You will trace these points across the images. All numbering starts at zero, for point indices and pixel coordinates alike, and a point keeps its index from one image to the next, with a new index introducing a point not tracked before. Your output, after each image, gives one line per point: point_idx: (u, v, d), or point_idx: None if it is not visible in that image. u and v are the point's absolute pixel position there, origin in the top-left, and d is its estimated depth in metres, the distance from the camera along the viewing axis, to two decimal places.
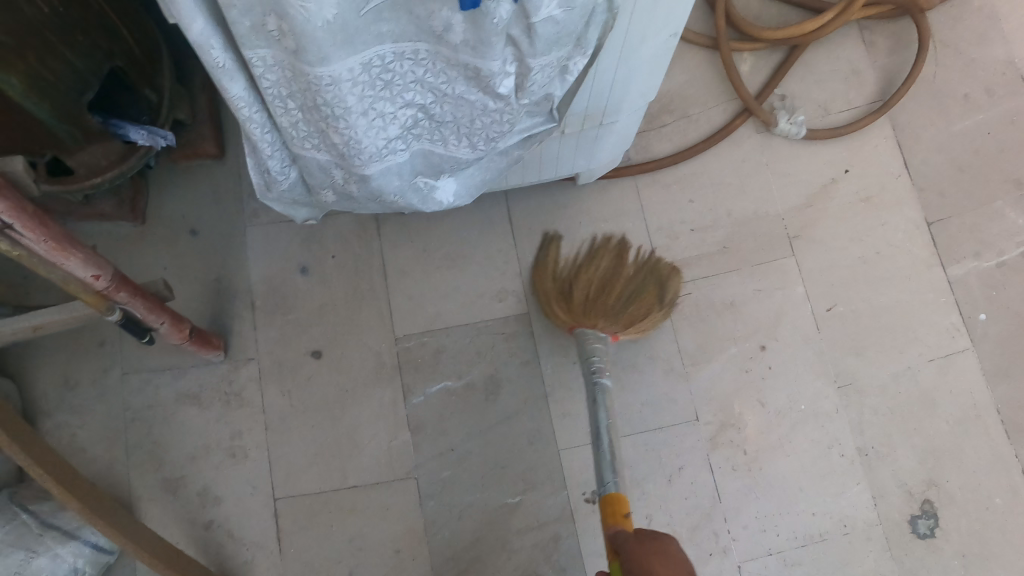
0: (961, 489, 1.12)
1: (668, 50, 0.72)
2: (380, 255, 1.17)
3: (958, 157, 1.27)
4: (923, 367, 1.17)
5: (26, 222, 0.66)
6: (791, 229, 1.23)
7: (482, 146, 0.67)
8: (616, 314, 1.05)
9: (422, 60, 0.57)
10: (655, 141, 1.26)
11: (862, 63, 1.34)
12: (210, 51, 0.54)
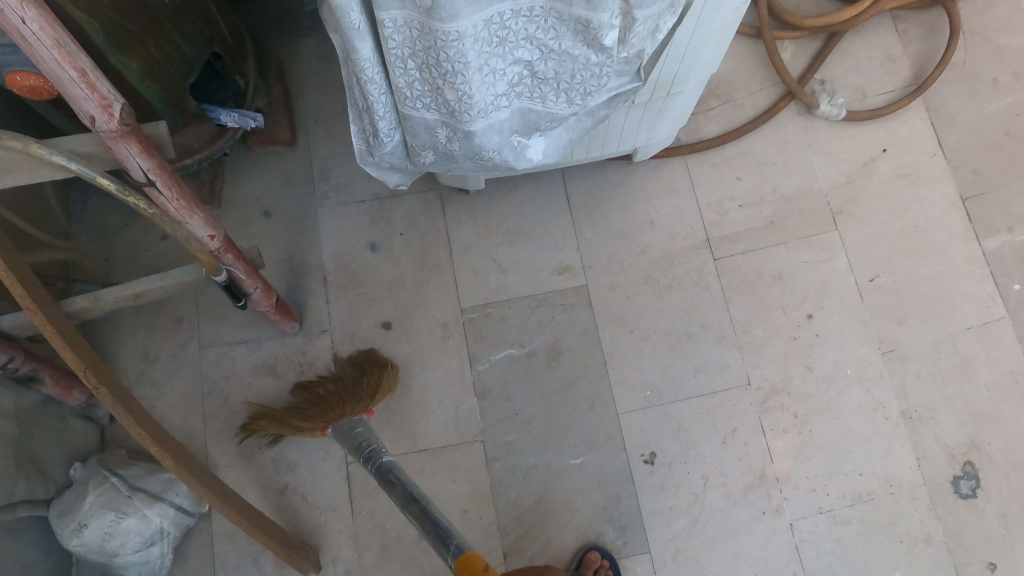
0: (1001, 452, 1.16)
1: (736, 18, 0.82)
2: (445, 232, 1.25)
3: (991, 138, 1.32)
4: (963, 335, 1.22)
5: (165, 181, 0.79)
6: (834, 205, 1.28)
7: (578, 101, 0.76)
8: (352, 393, 1.06)
9: (534, 16, 0.66)
10: (702, 123, 1.32)
11: (896, 51, 1.38)
12: (350, 13, 0.63)
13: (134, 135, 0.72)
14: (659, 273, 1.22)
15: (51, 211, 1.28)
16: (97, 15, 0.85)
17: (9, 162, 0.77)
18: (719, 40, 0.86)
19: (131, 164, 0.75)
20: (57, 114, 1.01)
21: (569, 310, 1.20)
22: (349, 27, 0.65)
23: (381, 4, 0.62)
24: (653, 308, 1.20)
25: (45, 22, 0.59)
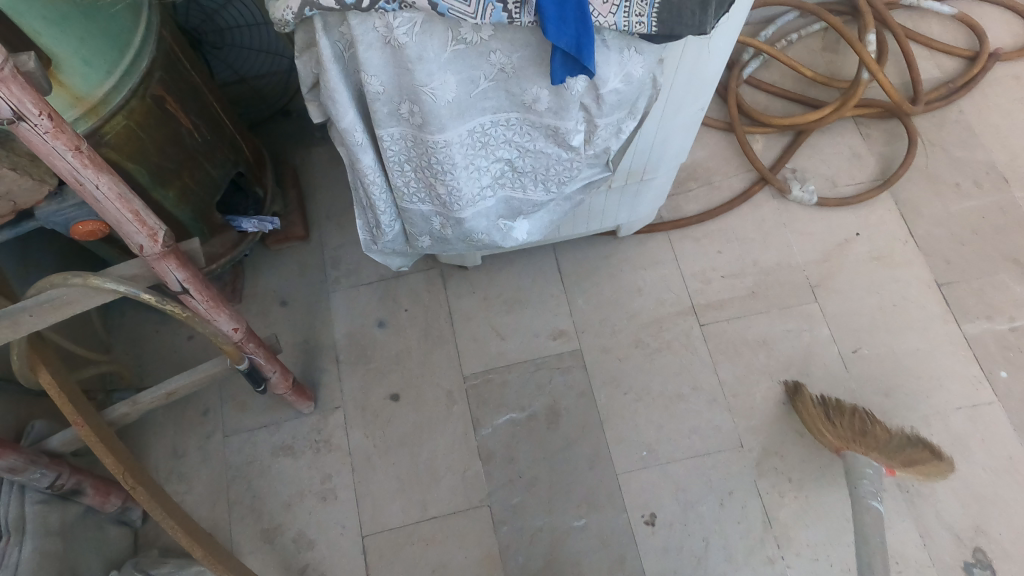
0: (1013, 543, 1.12)
1: (696, 116, 0.95)
2: (447, 304, 1.36)
3: (958, 233, 1.41)
4: (953, 413, 1.23)
5: (198, 288, 0.88)
6: (813, 279, 1.37)
7: (554, 189, 0.86)
8: (891, 448, 1.10)
9: (512, 124, 0.77)
10: (683, 203, 1.45)
11: (861, 149, 1.53)
12: (354, 132, 0.76)
13: (174, 254, 0.82)
14: (649, 336, 1.31)
15: (93, 331, 1.42)
16: (142, 162, 1.02)
17: (66, 298, 0.85)
18: (683, 133, 0.98)
19: (169, 278, 0.85)
20: (104, 247, 1.18)
21: (565, 373, 1.28)
22: (354, 143, 0.78)
23: (381, 124, 0.75)
24: (646, 370, 1.27)
25: (114, 181, 0.74)
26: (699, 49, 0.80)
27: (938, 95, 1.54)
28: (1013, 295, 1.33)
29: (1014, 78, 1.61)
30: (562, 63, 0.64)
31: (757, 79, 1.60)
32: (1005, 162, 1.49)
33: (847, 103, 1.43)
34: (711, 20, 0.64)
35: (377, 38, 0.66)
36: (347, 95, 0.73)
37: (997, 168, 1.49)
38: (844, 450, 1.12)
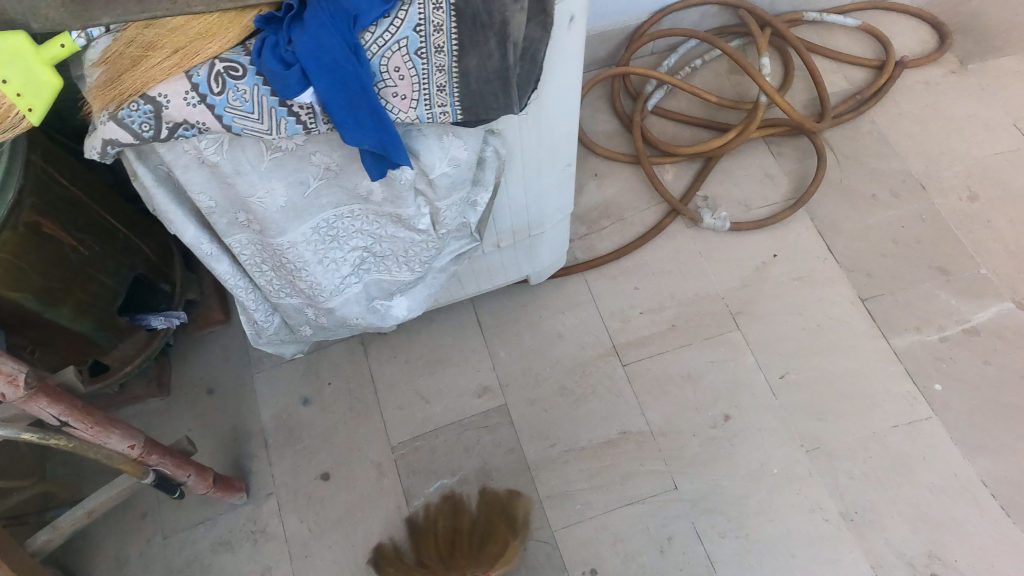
0: (970, 568, 1.11)
1: (564, 174, 0.97)
2: (369, 373, 1.35)
3: (880, 244, 1.38)
4: (890, 432, 1.22)
5: (78, 418, 0.86)
6: (733, 306, 1.35)
7: (419, 269, 0.87)
8: (477, 556, 1.18)
9: (358, 216, 0.78)
10: (597, 241, 1.45)
11: (773, 168, 1.47)
12: (201, 244, 0.77)
13: (41, 392, 0.80)
14: (573, 382, 1.31)
15: (21, 453, 1.35)
16: (25, 287, 1.01)
17: None
18: (556, 191, 1.00)
19: (43, 415, 0.83)
20: None
21: (492, 432, 1.27)
22: (203, 253, 0.78)
23: (224, 234, 0.76)
24: (572, 419, 1.27)
25: None
26: (539, 121, 0.81)
27: (848, 108, 1.49)
28: (943, 305, 1.31)
29: (925, 84, 1.54)
30: (373, 162, 0.65)
31: (662, 109, 1.53)
32: (923, 171, 1.45)
33: (747, 128, 1.38)
34: (515, 99, 0.64)
35: (192, 159, 0.66)
36: (184, 212, 0.74)
37: (913, 175, 1.44)
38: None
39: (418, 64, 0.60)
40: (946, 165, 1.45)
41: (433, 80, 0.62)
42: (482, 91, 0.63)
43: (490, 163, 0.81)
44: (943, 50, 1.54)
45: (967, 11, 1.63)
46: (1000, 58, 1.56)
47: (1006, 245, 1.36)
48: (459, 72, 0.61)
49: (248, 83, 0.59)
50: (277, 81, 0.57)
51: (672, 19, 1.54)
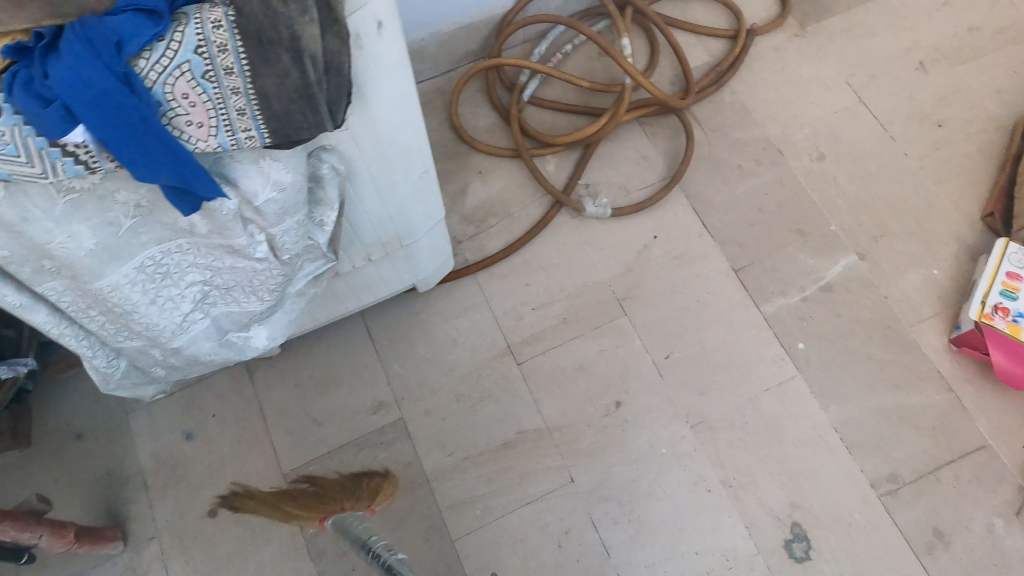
0: (822, 509, 1.23)
1: (424, 182, 0.93)
2: (257, 401, 1.29)
3: (747, 214, 1.44)
4: (762, 396, 1.31)
5: None
6: (619, 291, 1.37)
7: (269, 296, 0.82)
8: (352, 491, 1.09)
9: (189, 251, 0.72)
10: (486, 240, 1.41)
11: (648, 149, 1.49)
12: (7, 297, 0.69)
13: None
14: (468, 388, 1.30)
15: None
16: None
17: None
18: (420, 200, 0.97)
19: None
20: None
21: (389, 448, 1.24)
22: (14, 307, 0.70)
23: (32, 284, 0.68)
24: (469, 426, 1.26)
25: None
26: (378, 133, 0.77)
27: (710, 82, 1.50)
28: (803, 266, 1.41)
29: (774, 50, 1.59)
30: (177, 197, 0.60)
31: (538, 98, 1.48)
32: (779, 137, 1.50)
33: (617, 109, 1.36)
34: (327, 118, 0.61)
35: None
36: None
37: (772, 142, 1.50)
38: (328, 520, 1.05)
39: (210, 89, 0.56)
40: (798, 129, 1.52)
41: (230, 103, 0.57)
42: (288, 113, 0.59)
43: (329, 181, 0.77)
44: (784, 14, 1.60)
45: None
46: (833, 20, 1.65)
47: (849, 200, 1.47)
48: (257, 93, 0.57)
49: (6, 124, 0.52)
50: (37, 120, 0.51)
51: (537, 5, 1.49)
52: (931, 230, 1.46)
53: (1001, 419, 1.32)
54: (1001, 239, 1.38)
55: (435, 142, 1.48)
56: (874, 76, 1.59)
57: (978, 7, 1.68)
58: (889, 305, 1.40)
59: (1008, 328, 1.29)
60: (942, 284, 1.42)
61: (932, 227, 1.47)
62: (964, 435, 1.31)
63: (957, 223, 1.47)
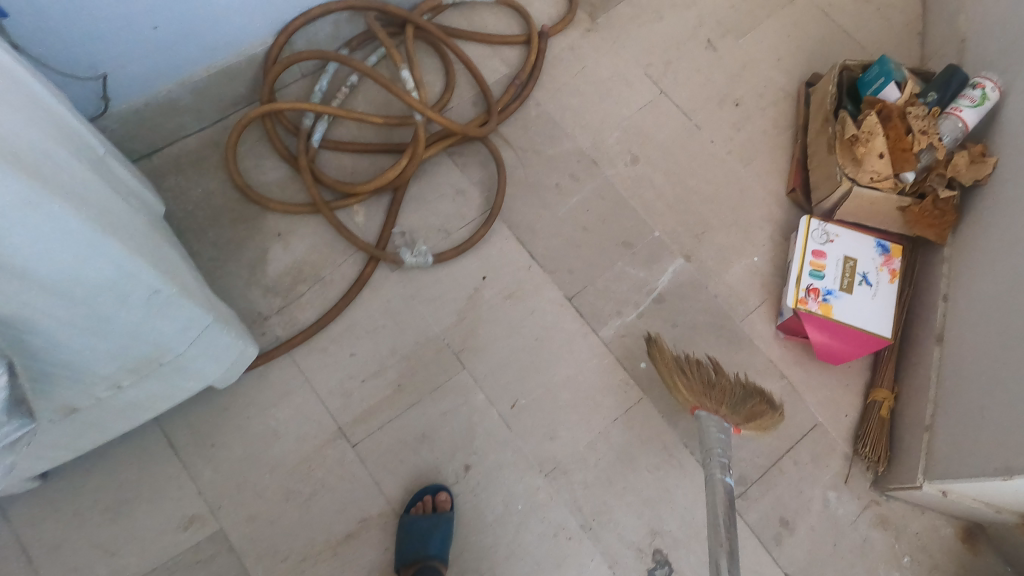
0: (681, 530, 1.23)
1: (147, 300, 0.78)
2: (24, 535, 1.08)
3: (572, 236, 1.38)
4: (612, 428, 1.28)
5: None
6: (454, 344, 1.28)
7: None
8: (735, 403, 1.12)
9: None
10: (298, 311, 1.23)
11: (462, 182, 1.37)
12: None
13: None
14: (298, 481, 1.16)
15: None
16: None
17: None
18: (155, 319, 0.80)
19: None
20: None
21: (209, 564, 1.10)
22: None
23: None
24: (302, 524, 1.14)
25: None
26: (34, 278, 0.65)
27: (511, 96, 1.41)
28: (633, 281, 1.38)
29: (569, 49, 1.50)
30: None
31: (331, 141, 1.29)
32: (590, 145, 1.44)
33: (416, 150, 1.23)
34: None
35: None
36: None
37: (586, 152, 1.44)
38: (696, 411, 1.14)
39: None
40: (608, 132, 1.46)
41: None
42: None
43: None
44: (572, 10, 1.50)
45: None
46: (620, 5, 1.56)
47: (668, 201, 1.44)
48: None
49: None
50: None
51: (304, 35, 1.27)
52: (746, 215, 1.46)
53: (828, 393, 1.39)
54: (805, 217, 1.38)
55: (217, 207, 1.25)
56: (669, 62, 1.53)
57: None
58: (719, 303, 1.40)
59: (821, 309, 1.32)
60: (764, 269, 1.43)
61: (747, 211, 1.46)
62: (800, 419, 1.37)
63: (769, 205, 1.48)
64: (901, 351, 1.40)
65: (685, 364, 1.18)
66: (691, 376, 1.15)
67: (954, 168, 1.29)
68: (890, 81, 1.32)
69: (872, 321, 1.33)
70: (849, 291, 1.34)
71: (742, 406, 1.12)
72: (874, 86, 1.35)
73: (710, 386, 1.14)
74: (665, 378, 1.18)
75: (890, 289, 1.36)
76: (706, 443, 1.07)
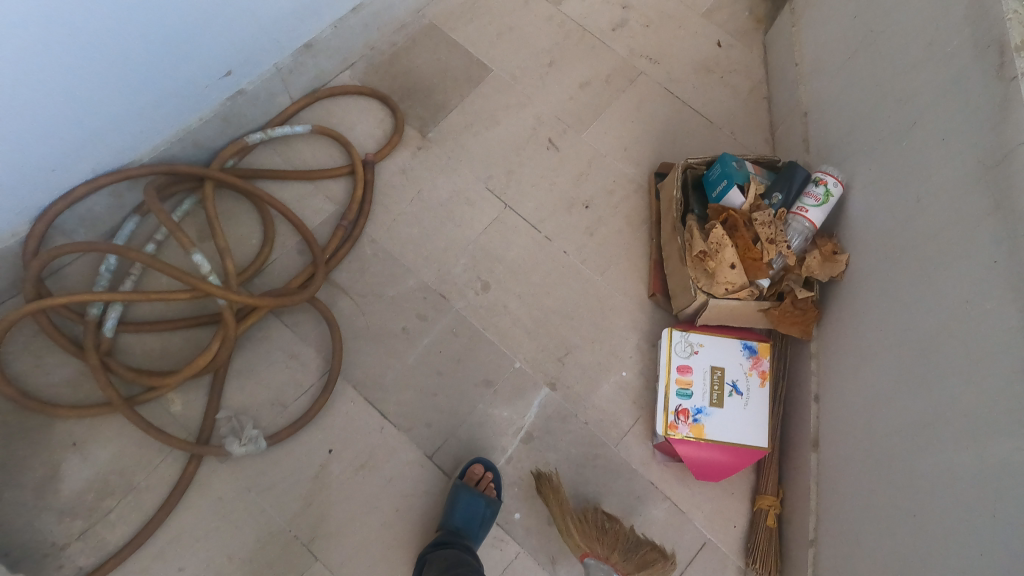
0: None
1: None
2: None
3: (426, 383, 1.28)
4: None
5: None
6: (303, 535, 1.15)
7: None
8: (626, 550, 1.17)
9: None
10: (104, 532, 1.08)
11: (296, 345, 1.24)
12: None
13: None
14: None
15: None
16: None
17: None
18: None
19: None
20: None
21: None
22: None
23: None
24: None
25: None
26: None
27: (339, 240, 1.32)
28: (498, 421, 1.28)
29: (401, 173, 1.42)
30: None
31: (129, 324, 1.14)
32: (436, 278, 1.35)
33: (227, 329, 1.10)
34: None
35: None
36: None
37: (432, 286, 1.35)
38: (586, 557, 1.17)
39: None
40: (453, 260, 1.37)
41: None
42: None
43: None
44: (398, 132, 1.42)
45: (401, 70, 1.50)
46: (450, 114, 1.48)
47: (525, 326, 1.36)
48: None
49: None
50: None
51: (75, 214, 1.15)
52: (608, 326, 1.38)
53: (715, 506, 1.31)
54: (666, 330, 1.32)
55: None
56: (511, 171, 1.47)
57: (583, 60, 1.58)
58: (590, 429, 1.31)
59: (692, 432, 1.25)
60: (634, 383, 1.36)
61: (609, 322, 1.39)
62: (688, 541, 1.28)
63: (630, 312, 1.40)
64: (783, 454, 1.34)
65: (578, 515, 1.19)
66: (584, 524, 1.17)
67: (807, 269, 1.23)
68: (732, 184, 1.27)
69: (749, 433, 1.27)
70: (719, 406, 1.28)
71: (634, 557, 1.16)
72: (718, 188, 1.30)
73: (598, 534, 1.17)
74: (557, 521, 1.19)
75: (763, 394, 1.30)
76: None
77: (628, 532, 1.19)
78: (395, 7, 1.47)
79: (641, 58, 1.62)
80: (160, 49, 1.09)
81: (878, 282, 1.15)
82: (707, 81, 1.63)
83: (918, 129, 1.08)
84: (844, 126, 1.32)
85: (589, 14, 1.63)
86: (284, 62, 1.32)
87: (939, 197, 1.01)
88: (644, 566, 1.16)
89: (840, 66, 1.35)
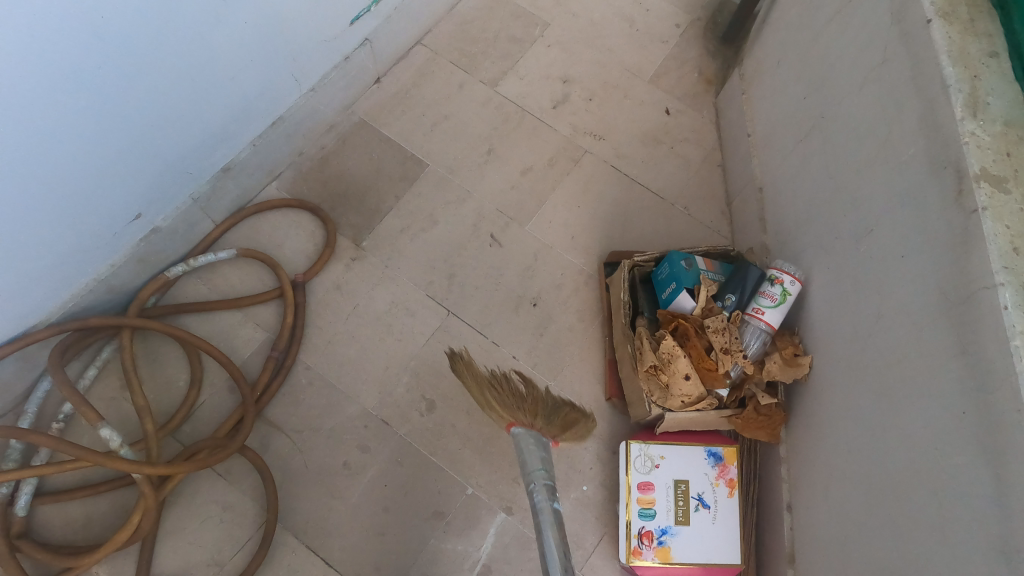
0: None
1: None
2: None
3: (372, 522, 1.20)
4: None
5: None
6: None
7: None
8: (548, 413, 1.09)
9: None
10: None
11: (229, 496, 1.17)
12: None
13: None
14: None
15: None
16: None
17: None
18: None
19: None
20: None
21: None
22: None
23: None
24: None
25: None
26: None
27: (270, 373, 1.24)
28: (452, 556, 1.20)
29: (335, 290, 1.34)
30: None
31: (45, 497, 1.08)
32: (378, 402, 1.28)
33: (145, 499, 1.03)
34: None
35: None
36: None
37: (374, 412, 1.27)
38: (511, 428, 1.05)
39: None
40: (396, 379, 1.29)
41: None
42: None
43: None
44: (330, 246, 1.34)
45: (331, 175, 1.42)
46: (385, 218, 1.40)
47: (476, 445, 1.27)
48: None
49: None
50: None
51: None
52: (563, 437, 1.30)
53: None
54: (625, 443, 1.24)
55: None
56: (454, 273, 1.39)
57: (524, 144, 1.50)
58: None
59: (658, 556, 1.17)
60: (596, 499, 1.27)
61: None
62: None
63: None
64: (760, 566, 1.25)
65: (490, 378, 1.14)
66: (500, 390, 1.10)
67: (767, 375, 1.15)
68: (680, 288, 1.20)
69: (720, 551, 1.18)
70: (686, 523, 1.19)
71: (555, 415, 1.08)
72: (667, 290, 1.23)
73: (507, 390, 1.10)
74: (474, 395, 1.13)
75: (732, 505, 1.21)
76: (527, 463, 1.00)
77: (547, 399, 1.13)
78: (320, 112, 1.40)
79: (586, 135, 1.54)
80: (62, 211, 1.02)
81: (839, 396, 1.07)
82: (656, 154, 1.55)
83: (874, 237, 1.00)
84: (798, 213, 1.24)
85: (528, 92, 1.55)
86: (201, 191, 1.25)
87: (899, 321, 0.93)
88: (567, 430, 1.11)
89: (792, 147, 1.27)
